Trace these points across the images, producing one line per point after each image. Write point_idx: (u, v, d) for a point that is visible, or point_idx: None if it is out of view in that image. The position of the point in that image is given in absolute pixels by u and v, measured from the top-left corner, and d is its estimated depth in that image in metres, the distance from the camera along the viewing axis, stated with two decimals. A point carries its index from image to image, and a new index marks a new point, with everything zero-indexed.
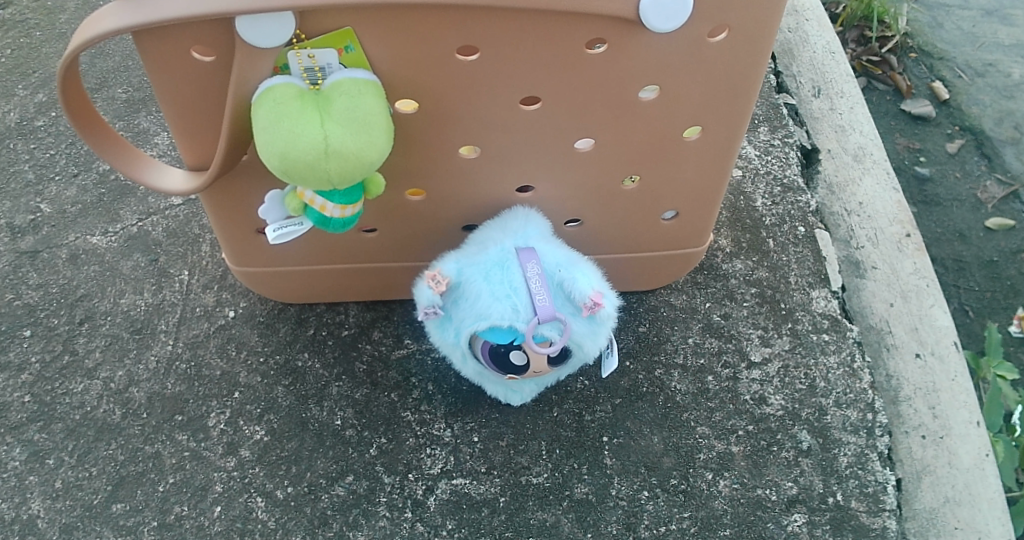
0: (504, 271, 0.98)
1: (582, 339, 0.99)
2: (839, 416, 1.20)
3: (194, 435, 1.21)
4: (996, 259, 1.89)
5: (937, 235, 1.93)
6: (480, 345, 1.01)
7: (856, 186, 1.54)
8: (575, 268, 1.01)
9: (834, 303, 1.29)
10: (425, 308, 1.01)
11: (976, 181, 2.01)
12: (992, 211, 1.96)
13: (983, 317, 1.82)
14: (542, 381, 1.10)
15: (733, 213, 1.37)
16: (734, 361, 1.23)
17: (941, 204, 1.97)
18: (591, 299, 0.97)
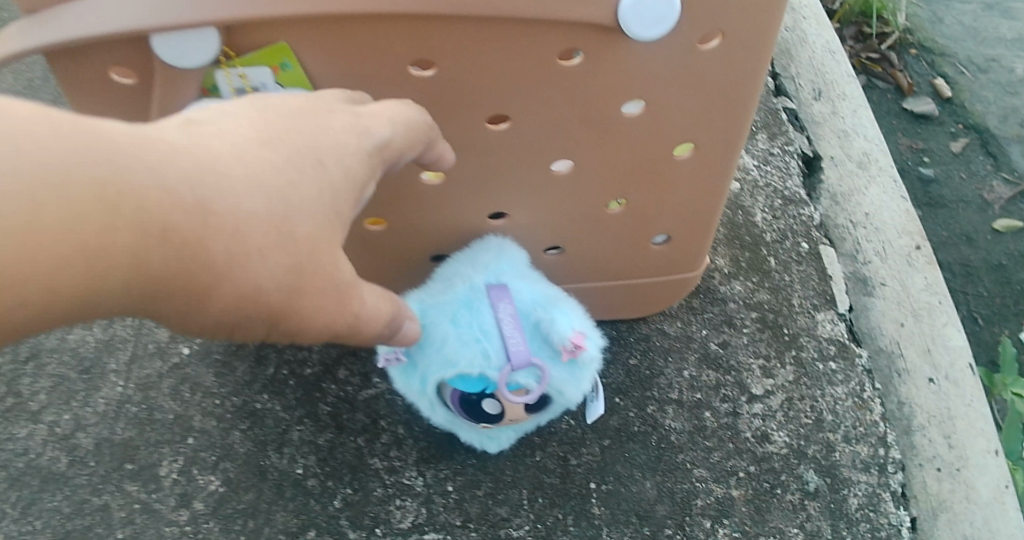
0: (473, 312, 0.89)
1: (561, 385, 0.91)
2: (848, 453, 1.10)
3: (145, 486, 1.10)
4: (1004, 263, 1.79)
5: (943, 239, 1.82)
6: (449, 393, 0.92)
7: (861, 195, 1.43)
8: (553, 305, 0.92)
9: (841, 327, 1.18)
10: (387, 353, 0.92)
11: (982, 181, 1.90)
12: (999, 213, 1.86)
13: (993, 325, 1.73)
14: (521, 427, 1.00)
15: (731, 229, 1.26)
16: (733, 395, 1.12)
17: (947, 206, 1.87)
18: (571, 343, 0.88)
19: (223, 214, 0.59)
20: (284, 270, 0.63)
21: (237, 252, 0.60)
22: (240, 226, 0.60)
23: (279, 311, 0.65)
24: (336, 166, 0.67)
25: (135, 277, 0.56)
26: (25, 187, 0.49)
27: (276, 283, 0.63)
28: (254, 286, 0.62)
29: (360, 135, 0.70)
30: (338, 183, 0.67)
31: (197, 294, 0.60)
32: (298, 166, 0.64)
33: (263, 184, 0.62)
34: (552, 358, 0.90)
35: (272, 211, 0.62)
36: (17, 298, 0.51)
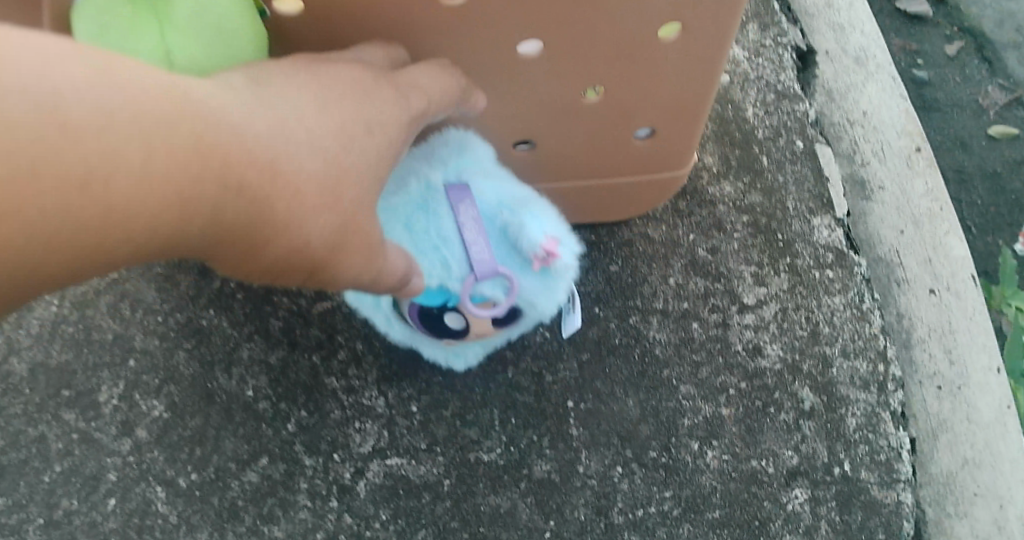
0: (430, 215, 0.80)
1: (532, 297, 0.82)
2: (845, 368, 1.02)
3: (83, 414, 0.99)
4: (999, 171, 1.71)
5: (937, 145, 1.73)
6: (410, 304, 0.85)
7: (858, 92, 1.31)
8: (522, 207, 0.82)
9: (838, 233, 1.09)
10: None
11: (977, 86, 1.78)
12: (994, 119, 1.75)
13: (987, 235, 1.66)
14: (491, 342, 0.92)
15: (720, 125, 1.15)
16: (723, 304, 1.03)
17: (942, 110, 1.76)
18: (541, 249, 0.79)
19: (284, 171, 0.59)
20: (333, 228, 0.63)
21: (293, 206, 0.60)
22: (298, 182, 0.60)
23: (322, 267, 0.65)
24: (381, 134, 0.67)
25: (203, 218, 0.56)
26: (140, 129, 0.51)
27: (329, 238, 0.63)
28: (305, 242, 0.62)
29: (404, 104, 0.70)
30: (387, 151, 0.68)
31: (252, 246, 0.60)
32: (350, 132, 0.64)
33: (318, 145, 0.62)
34: (520, 267, 0.81)
35: (330, 170, 0.62)
36: (123, 236, 0.52)
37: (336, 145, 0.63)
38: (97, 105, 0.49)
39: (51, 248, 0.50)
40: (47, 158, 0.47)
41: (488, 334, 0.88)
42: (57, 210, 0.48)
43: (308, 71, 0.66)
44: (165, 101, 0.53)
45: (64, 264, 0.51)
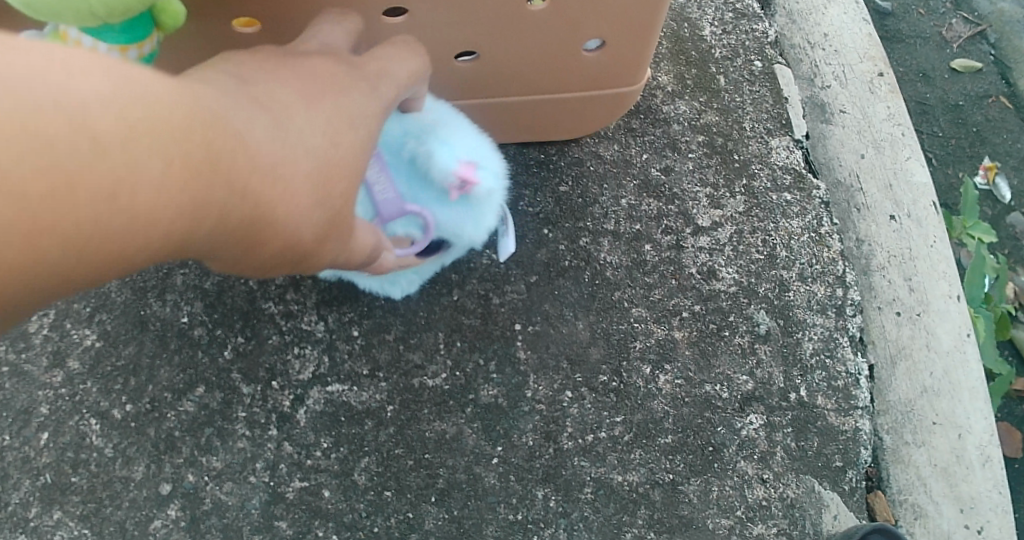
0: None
1: (452, 223, 0.84)
2: (803, 292, 1.00)
3: (12, 346, 0.94)
4: (961, 103, 1.69)
5: (899, 75, 1.71)
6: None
7: (820, 14, 1.28)
8: (432, 134, 0.81)
9: (797, 155, 1.06)
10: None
11: (941, 18, 1.77)
12: (957, 51, 1.74)
13: (947, 166, 1.64)
14: (426, 268, 0.91)
15: (675, 43, 1.11)
16: (677, 226, 1.00)
17: (904, 41, 1.74)
18: (454, 177, 0.80)
19: (285, 166, 0.58)
20: (323, 222, 0.62)
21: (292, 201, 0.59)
22: (297, 179, 0.59)
23: (310, 253, 0.64)
24: (366, 127, 0.66)
25: (217, 224, 0.54)
26: (159, 136, 0.48)
27: (319, 229, 0.62)
28: (296, 237, 0.61)
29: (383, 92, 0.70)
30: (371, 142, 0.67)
31: (254, 246, 0.59)
32: (336, 124, 0.63)
33: (310, 138, 0.61)
34: (435, 197, 0.83)
35: (322, 164, 0.61)
36: (145, 250, 0.50)
37: (327, 135, 0.62)
38: (127, 116, 0.47)
39: (76, 267, 0.47)
40: (80, 174, 0.44)
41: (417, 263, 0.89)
42: (98, 223, 0.46)
43: (284, 65, 0.64)
44: (177, 105, 0.50)
45: (87, 279, 0.48)
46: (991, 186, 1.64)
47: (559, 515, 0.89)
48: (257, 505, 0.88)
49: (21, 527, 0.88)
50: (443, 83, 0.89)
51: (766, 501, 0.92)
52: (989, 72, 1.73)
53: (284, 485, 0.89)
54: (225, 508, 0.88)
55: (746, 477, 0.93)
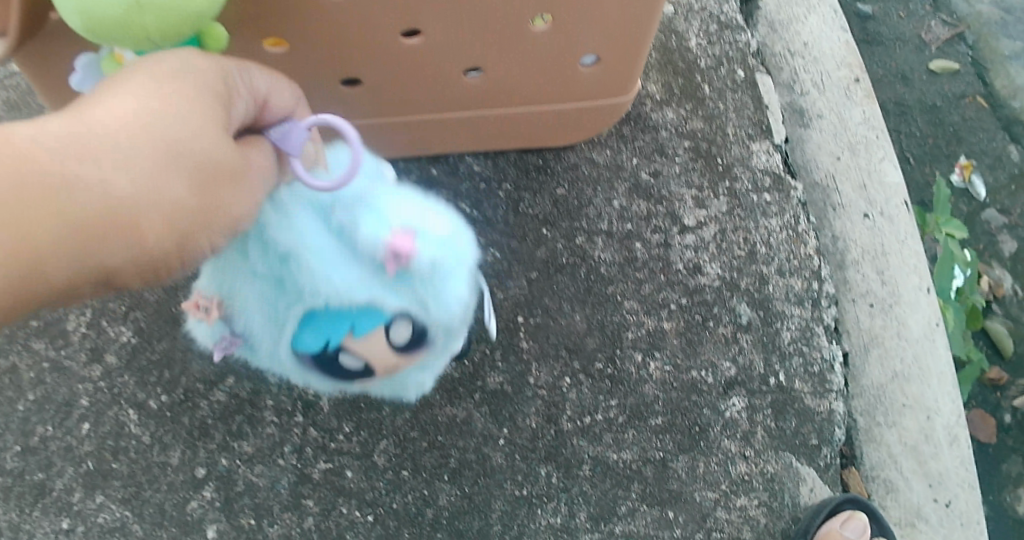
0: (269, 254, 0.69)
1: (407, 298, 0.71)
2: (781, 286, 1.08)
3: (52, 343, 1.02)
4: (939, 104, 1.79)
5: (879, 77, 1.80)
6: (297, 360, 0.75)
7: (800, 24, 1.35)
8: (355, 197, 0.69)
9: (776, 158, 1.15)
10: (222, 334, 0.76)
11: (919, 21, 1.85)
12: (935, 53, 1.83)
13: (925, 165, 1.74)
14: (431, 364, 0.82)
15: (663, 55, 1.19)
16: (665, 225, 1.09)
17: (883, 44, 1.82)
18: (387, 247, 0.68)
19: (118, 173, 0.58)
20: (192, 188, 0.61)
21: (142, 204, 0.59)
22: (135, 182, 0.58)
23: (205, 252, 0.64)
24: (208, 82, 0.63)
25: (61, 247, 0.57)
26: None
27: (195, 207, 0.61)
28: (175, 213, 0.60)
29: (231, 77, 0.65)
30: (215, 97, 0.63)
31: (145, 256, 0.61)
32: (172, 89, 0.61)
33: (140, 131, 0.59)
34: (380, 273, 0.69)
35: (165, 134, 0.60)
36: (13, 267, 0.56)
37: (156, 130, 0.59)
38: None
39: None
40: None
41: (405, 366, 0.77)
42: None
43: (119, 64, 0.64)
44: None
45: None
46: (966, 185, 1.73)
47: (561, 490, 0.98)
48: (285, 485, 0.97)
49: (67, 511, 0.97)
50: (450, 96, 0.98)
51: (749, 476, 1.01)
52: (965, 73, 1.83)
53: (310, 466, 0.97)
54: (256, 489, 0.97)
55: (730, 453, 1.02)
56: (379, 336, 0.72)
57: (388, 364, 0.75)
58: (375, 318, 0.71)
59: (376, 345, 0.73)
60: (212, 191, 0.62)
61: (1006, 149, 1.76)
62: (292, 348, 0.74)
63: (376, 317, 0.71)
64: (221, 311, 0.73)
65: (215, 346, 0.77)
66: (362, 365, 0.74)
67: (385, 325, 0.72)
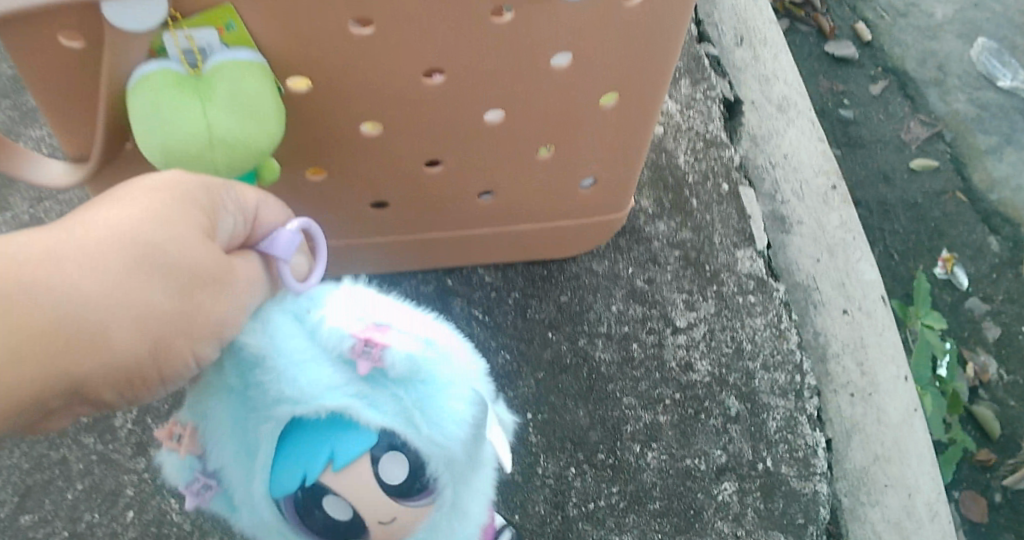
0: (241, 379, 0.69)
1: (388, 406, 0.69)
2: (766, 379, 1.19)
3: (100, 437, 1.12)
4: (919, 202, 1.93)
5: (863, 178, 1.94)
6: (279, 504, 0.71)
7: (780, 137, 1.48)
8: (326, 297, 0.71)
9: (759, 263, 1.27)
10: (199, 476, 0.75)
11: (900, 122, 2.04)
12: (916, 153, 2.00)
13: (909, 261, 1.86)
14: (435, 522, 0.76)
15: (655, 171, 1.33)
16: (659, 327, 1.21)
17: (866, 146, 1.99)
18: (356, 340, 0.68)
19: (90, 284, 0.59)
20: (168, 296, 0.63)
21: (109, 311, 0.60)
22: (106, 292, 0.60)
23: (186, 360, 0.65)
24: (188, 196, 0.66)
25: (32, 353, 0.57)
26: None
27: (170, 315, 0.63)
28: (147, 319, 0.62)
29: (214, 193, 0.69)
30: (194, 211, 0.66)
31: (116, 368, 0.61)
32: (148, 205, 0.64)
33: (114, 242, 0.61)
34: (354, 386, 0.68)
35: (139, 243, 0.62)
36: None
37: (131, 240, 0.62)
38: None
39: None
40: None
41: (397, 510, 0.72)
42: None
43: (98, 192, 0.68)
44: None
45: None
46: (950, 275, 1.85)
47: None
48: None
49: None
50: (466, 216, 1.14)
51: None
52: (944, 170, 1.99)
53: None
54: None
55: (722, 534, 1.10)
56: (360, 463, 0.70)
57: (375, 499, 0.71)
58: (355, 440, 0.70)
59: (356, 474, 0.70)
60: (191, 298, 0.64)
61: (986, 240, 1.91)
62: (271, 491, 0.71)
63: (355, 439, 0.70)
64: (201, 448, 0.74)
65: (184, 488, 0.76)
66: (344, 501, 0.71)
67: (367, 448, 0.70)
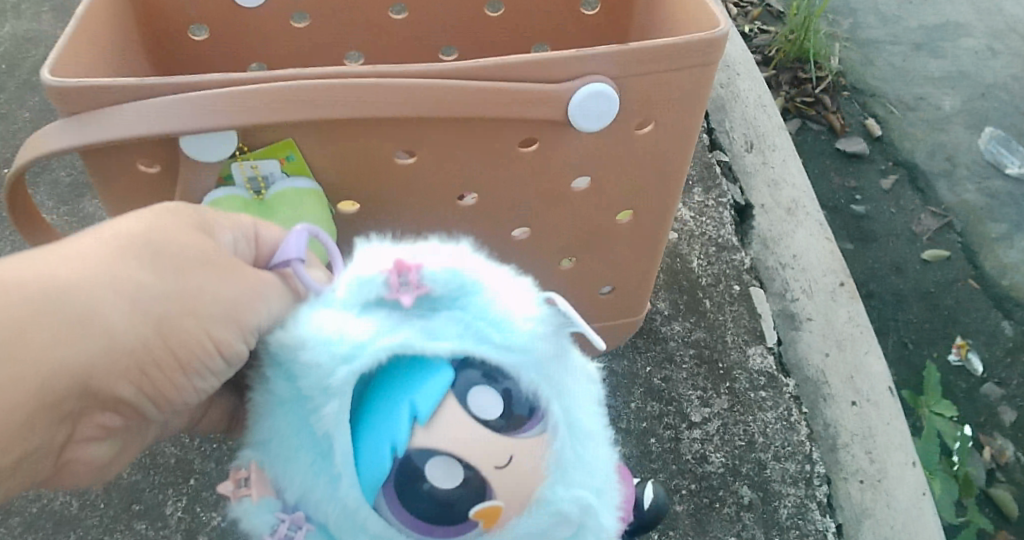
0: (287, 380, 0.70)
1: (449, 331, 0.68)
2: (778, 469, 1.28)
3: (152, 524, 1.21)
4: (933, 290, 2.01)
5: (875, 270, 2.04)
6: (380, 500, 0.67)
7: (789, 238, 1.58)
8: (352, 270, 0.72)
9: (769, 360, 1.40)
10: (281, 516, 0.72)
11: (910, 215, 2.16)
12: (927, 244, 2.10)
13: (923, 348, 1.92)
14: (567, 468, 0.70)
15: (671, 276, 1.50)
16: (676, 422, 1.32)
17: (879, 239, 2.10)
18: (390, 277, 0.69)
19: (82, 273, 0.67)
20: (171, 279, 0.71)
21: (118, 287, 0.68)
22: (99, 280, 0.67)
23: (197, 335, 0.73)
24: (184, 212, 0.77)
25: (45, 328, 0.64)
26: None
27: (175, 292, 0.71)
28: (152, 299, 0.70)
29: (209, 215, 0.79)
30: (190, 221, 0.76)
31: (123, 347, 0.69)
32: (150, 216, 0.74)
33: (103, 243, 0.69)
34: (406, 321, 0.68)
35: (142, 235, 0.71)
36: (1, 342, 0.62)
37: (136, 234, 0.71)
38: None
39: None
40: None
41: (510, 446, 0.69)
42: None
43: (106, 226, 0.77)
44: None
45: None
46: (964, 361, 1.90)
47: None
48: None
49: None
50: None
51: None
52: (955, 259, 2.08)
53: None
54: None
55: None
56: (446, 403, 0.68)
57: (479, 442, 0.68)
58: (433, 381, 0.68)
59: (448, 416, 0.68)
60: (193, 281, 0.73)
61: (1000, 325, 1.97)
62: (365, 490, 0.67)
63: (433, 380, 0.68)
64: (272, 482, 0.72)
65: (270, 536, 0.73)
66: (449, 454, 0.67)
67: (447, 386, 0.68)
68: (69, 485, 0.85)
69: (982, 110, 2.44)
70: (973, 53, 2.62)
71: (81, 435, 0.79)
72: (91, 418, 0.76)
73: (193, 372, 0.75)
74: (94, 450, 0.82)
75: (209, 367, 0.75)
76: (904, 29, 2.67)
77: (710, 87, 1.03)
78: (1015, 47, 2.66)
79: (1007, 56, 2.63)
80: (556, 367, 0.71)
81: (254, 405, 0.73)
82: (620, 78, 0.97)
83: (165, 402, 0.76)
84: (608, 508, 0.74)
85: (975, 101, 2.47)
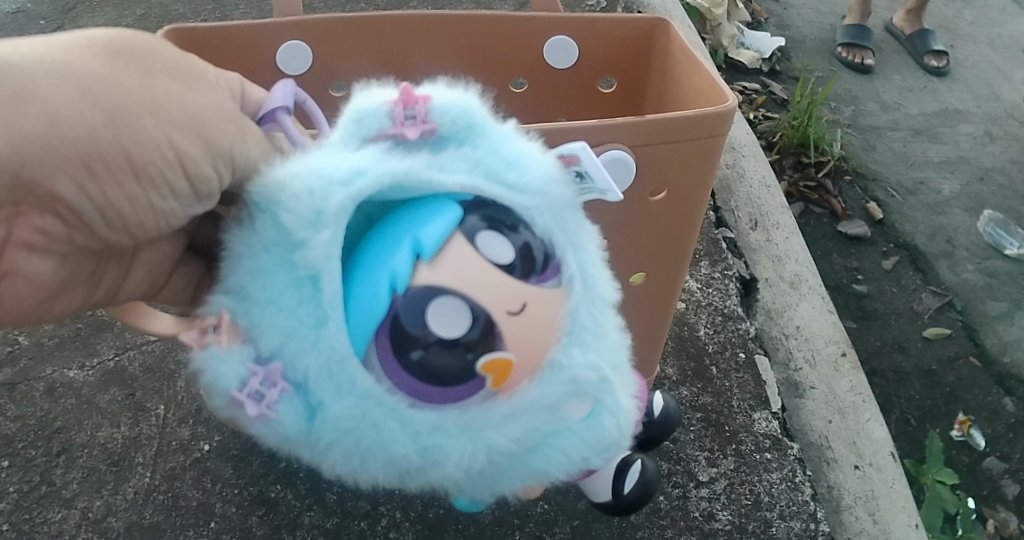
0: (275, 220, 0.78)
1: (454, 164, 0.80)
2: (783, 527, 1.32)
3: None
4: (934, 368, 2.05)
5: (878, 348, 2.09)
6: (376, 339, 0.77)
7: (792, 311, 1.67)
8: (351, 109, 0.83)
9: (774, 424, 1.45)
10: (251, 369, 0.79)
11: (912, 294, 2.22)
12: (928, 322, 2.16)
13: (926, 424, 1.95)
14: (578, 329, 0.81)
15: (678, 342, 1.56)
16: (683, 481, 1.36)
17: (881, 317, 2.16)
18: (398, 114, 0.81)
19: (32, 58, 0.70)
20: (131, 92, 0.73)
21: (72, 84, 0.70)
22: (50, 62, 0.70)
23: (157, 143, 0.73)
24: (163, 49, 0.79)
25: None
26: None
27: (135, 104, 0.72)
28: (108, 100, 0.71)
29: (187, 57, 0.82)
30: (163, 54, 0.79)
31: (69, 139, 0.68)
32: (124, 39, 0.76)
33: (69, 40, 0.73)
34: (413, 154, 0.80)
35: (110, 53, 0.74)
36: None
37: (102, 51, 0.74)
38: None
39: None
40: None
41: (521, 295, 0.79)
42: None
43: None
44: None
45: None
46: (966, 436, 1.93)
47: None
48: None
49: None
50: None
51: None
52: (956, 336, 2.13)
53: None
54: None
55: None
56: (450, 239, 0.79)
57: (487, 285, 0.78)
58: (438, 220, 0.79)
59: (448, 255, 0.78)
60: (154, 102, 0.74)
61: (1002, 401, 2.00)
62: (354, 335, 0.77)
63: (439, 218, 0.79)
64: (244, 331, 0.80)
65: (240, 389, 0.79)
66: (452, 292, 0.77)
67: (453, 224, 0.79)
68: (8, 317, 0.78)
69: (981, 194, 2.53)
70: (972, 138, 2.72)
71: (18, 239, 0.72)
72: (27, 219, 0.71)
73: (150, 185, 0.74)
74: (39, 265, 0.75)
75: (169, 182, 0.75)
76: (904, 115, 2.78)
77: (717, 159, 1.10)
78: (1013, 132, 2.77)
79: (1005, 141, 2.73)
80: (565, 215, 0.83)
81: (232, 254, 0.81)
82: (635, 146, 1.03)
83: (114, 216, 0.73)
84: (620, 386, 0.86)
85: (975, 184, 2.56)
